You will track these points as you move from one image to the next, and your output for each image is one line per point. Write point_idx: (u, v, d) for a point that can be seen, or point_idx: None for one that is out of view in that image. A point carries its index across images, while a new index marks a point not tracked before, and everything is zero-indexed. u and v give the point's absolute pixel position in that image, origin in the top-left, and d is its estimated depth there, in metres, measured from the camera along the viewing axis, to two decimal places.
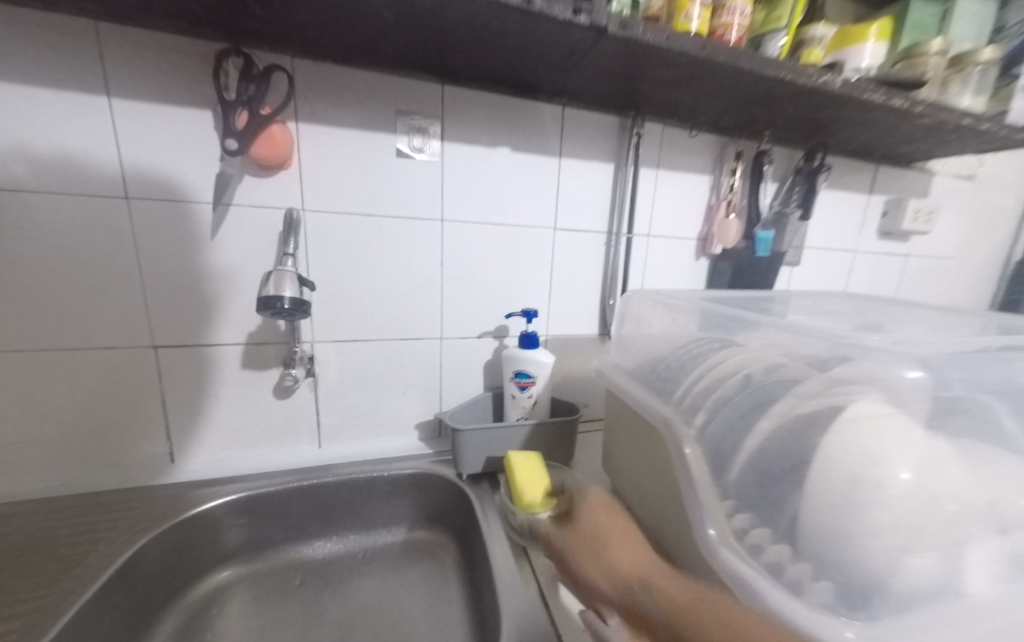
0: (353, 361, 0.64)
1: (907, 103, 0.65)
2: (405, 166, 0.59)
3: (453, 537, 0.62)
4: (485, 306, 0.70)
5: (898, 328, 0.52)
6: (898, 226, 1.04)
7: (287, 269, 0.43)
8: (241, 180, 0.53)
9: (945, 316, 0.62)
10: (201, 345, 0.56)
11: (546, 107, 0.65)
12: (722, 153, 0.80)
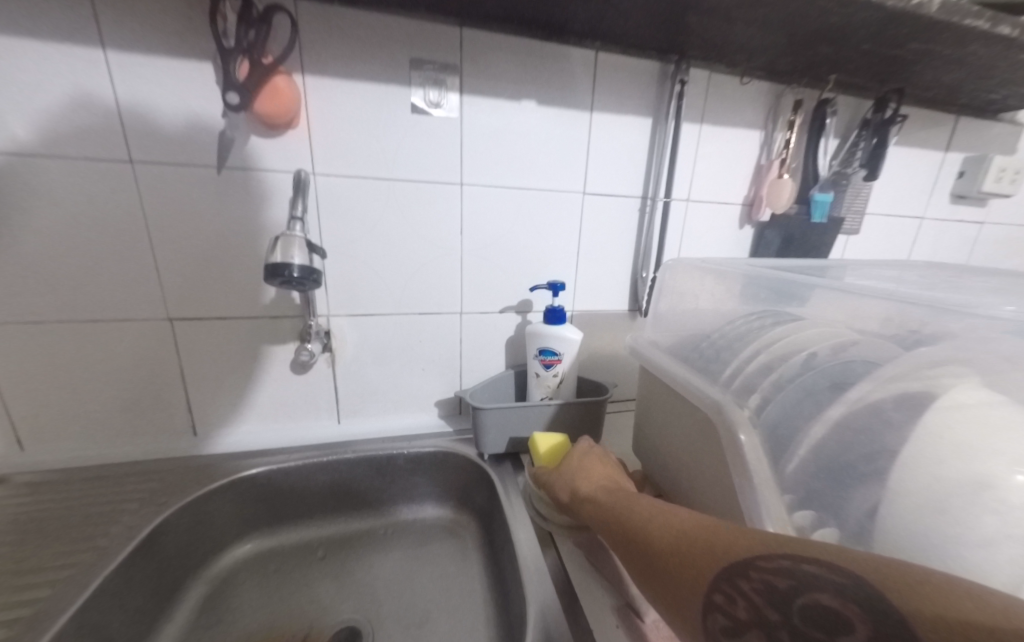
0: (370, 336, 0.62)
1: (1016, 32, 0.54)
2: (421, 123, 0.54)
3: (475, 516, 0.60)
4: (507, 278, 0.65)
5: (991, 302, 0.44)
6: (977, 188, 0.91)
7: (295, 234, 0.40)
8: (248, 141, 0.49)
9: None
10: (215, 318, 0.55)
11: (577, 53, 0.58)
12: (776, 105, 0.70)
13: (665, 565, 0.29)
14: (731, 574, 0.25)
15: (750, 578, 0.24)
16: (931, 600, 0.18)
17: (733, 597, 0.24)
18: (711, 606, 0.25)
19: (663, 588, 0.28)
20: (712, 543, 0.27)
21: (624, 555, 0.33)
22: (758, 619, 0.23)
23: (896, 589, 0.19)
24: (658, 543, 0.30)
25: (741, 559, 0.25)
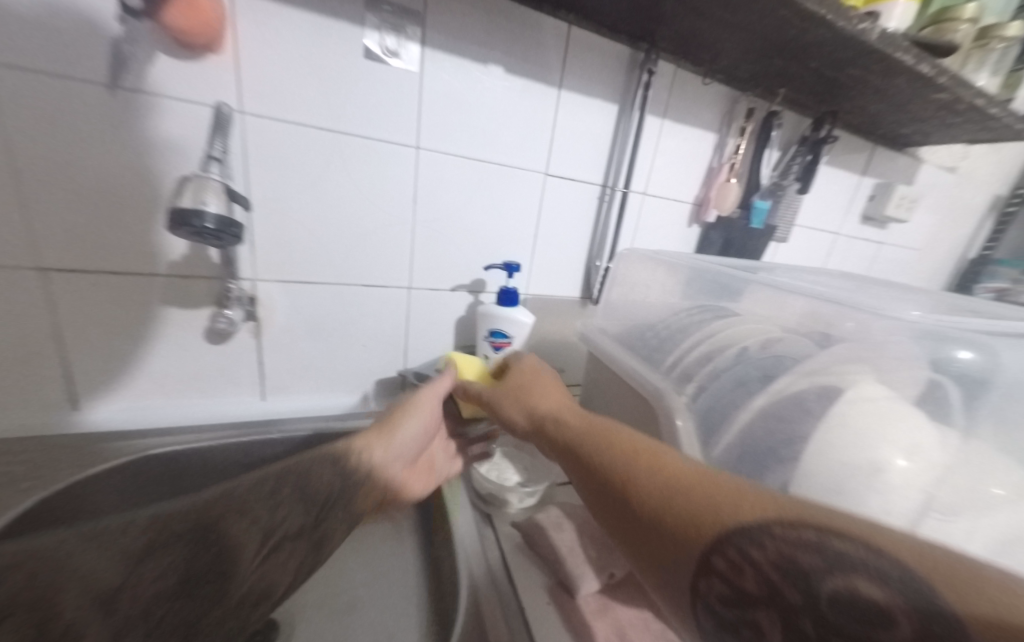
0: (303, 306, 0.56)
1: (933, 72, 0.60)
2: (374, 72, 0.49)
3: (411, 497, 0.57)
4: (460, 255, 0.62)
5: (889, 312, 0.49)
6: (882, 212, 1.03)
7: (210, 177, 0.33)
8: (154, 61, 0.41)
9: (924, 298, 0.62)
10: (106, 273, 0.46)
11: (549, 23, 0.55)
12: (731, 110, 0.73)
13: (650, 524, 0.25)
14: (735, 544, 0.22)
15: (764, 547, 0.21)
16: (1001, 615, 0.15)
17: (740, 567, 0.21)
18: (708, 571, 0.23)
19: (648, 542, 0.26)
20: (710, 502, 0.24)
21: (600, 509, 0.29)
22: (770, 592, 0.21)
23: (952, 595, 0.16)
24: (643, 496, 0.26)
25: (754, 526, 0.22)
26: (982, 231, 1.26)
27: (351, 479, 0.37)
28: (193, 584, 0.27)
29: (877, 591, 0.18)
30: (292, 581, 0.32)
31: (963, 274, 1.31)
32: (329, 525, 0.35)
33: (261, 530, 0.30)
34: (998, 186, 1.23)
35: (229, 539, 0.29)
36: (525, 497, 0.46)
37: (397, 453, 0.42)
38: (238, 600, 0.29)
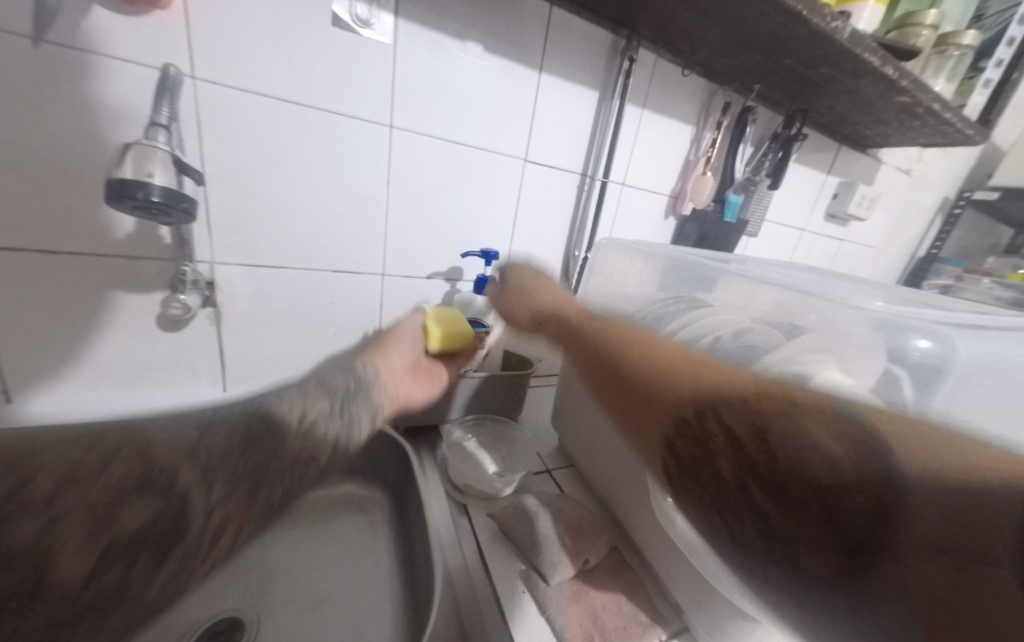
0: (267, 292, 0.52)
1: (897, 74, 0.62)
2: (344, 42, 0.46)
3: (384, 488, 0.56)
4: (437, 241, 0.60)
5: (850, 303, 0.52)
6: (845, 210, 1.08)
7: (155, 144, 0.30)
8: (90, 13, 0.36)
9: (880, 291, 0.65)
10: (37, 251, 0.41)
11: (530, 1, 0.53)
12: (709, 103, 0.74)
13: (640, 386, 0.30)
14: (717, 399, 0.25)
15: (735, 406, 0.24)
16: (936, 459, 0.19)
17: (710, 423, 0.25)
18: (681, 426, 0.26)
19: (634, 404, 0.30)
20: (702, 374, 0.27)
21: (602, 381, 0.34)
22: (731, 441, 0.24)
23: (895, 440, 0.20)
24: (640, 370, 0.30)
25: (733, 391, 0.25)
26: (931, 230, 1.35)
27: (363, 381, 0.44)
28: (252, 442, 0.36)
29: (831, 442, 0.21)
30: (333, 451, 0.39)
31: (913, 270, 1.40)
32: (353, 412, 0.41)
33: (297, 412, 0.39)
34: (946, 188, 1.31)
35: (269, 416, 0.38)
36: (501, 486, 0.45)
37: (392, 362, 0.48)
38: (292, 453, 0.37)
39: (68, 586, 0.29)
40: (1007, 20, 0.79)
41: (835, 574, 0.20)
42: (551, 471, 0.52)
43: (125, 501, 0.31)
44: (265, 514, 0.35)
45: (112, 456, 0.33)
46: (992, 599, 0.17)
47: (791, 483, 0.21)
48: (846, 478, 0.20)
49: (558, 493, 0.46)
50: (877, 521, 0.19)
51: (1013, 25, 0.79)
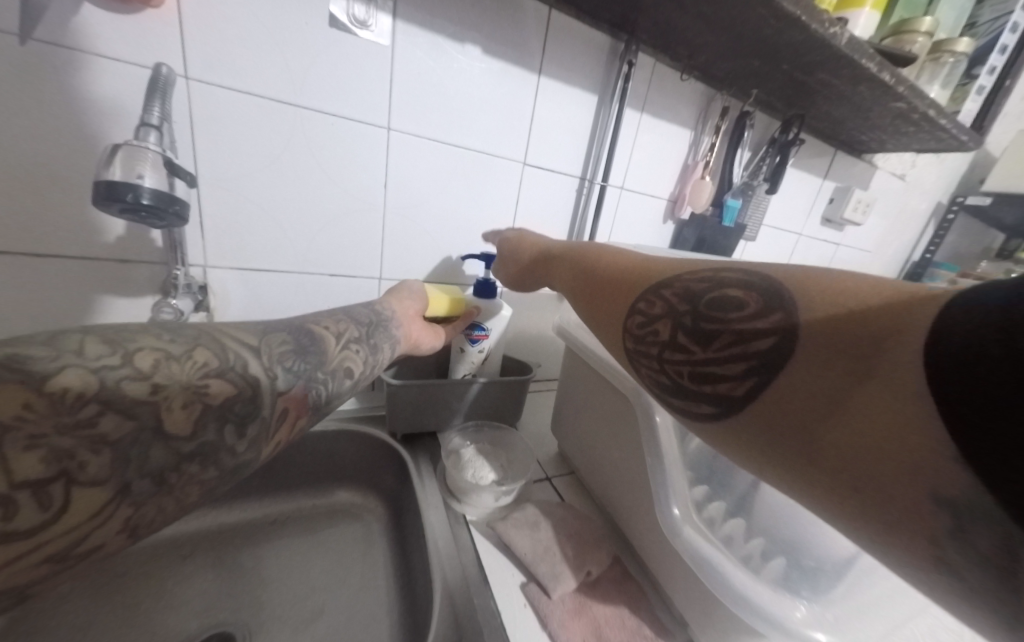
0: (262, 295, 0.52)
1: (894, 80, 0.63)
2: (342, 43, 0.45)
3: (382, 497, 0.55)
4: (435, 244, 0.59)
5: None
6: (841, 214, 1.09)
7: (146, 146, 0.29)
8: (80, 10, 0.36)
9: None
10: (23, 255, 0.40)
11: (529, 4, 0.53)
12: (707, 107, 0.74)
13: (604, 289, 0.35)
14: (664, 284, 0.29)
15: (674, 287, 0.29)
16: (830, 295, 0.22)
17: (654, 300, 0.29)
18: (634, 310, 0.31)
19: (599, 303, 0.35)
20: (654, 270, 0.32)
21: (575, 293, 0.38)
22: (669, 312, 0.28)
23: (798, 288, 0.23)
24: (607, 278, 0.35)
25: (674, 277, 0.29)
26: (926, 235, 1.36)
27: (382, 315, 0.46)
28: (303, 346, 0.35)
29: (741, 292, 0.25)
30: (364, 370, 0.40)
31: (908, 275, 1.40)
32: (378, 340, 0.43)
33: (334, 332, 0.39)
34: (939, 194, 1.32)
35: (318, 330, 0.37)
36: (501, 496, 0.45)
37: (404, 304, 0.50)
38: (336, 366, 0.37)
39: (175, 440, 0.24)
40: (1000, 28, 0.80)
41: (748, 397, 0.23)
42: (551, 479, 0.51)
43: (214, 374, 0.27)
44: (315, 411, 0.34)
45: (196, 339, 0.28)
46: (875, 393, 0.18)
47: (714, 333, 0.25)
48: (755, 318, 0.24)
49: (559, 503, 0.45)
50: (774, 348, 0.22)
51: (1006, 33, 0.80)
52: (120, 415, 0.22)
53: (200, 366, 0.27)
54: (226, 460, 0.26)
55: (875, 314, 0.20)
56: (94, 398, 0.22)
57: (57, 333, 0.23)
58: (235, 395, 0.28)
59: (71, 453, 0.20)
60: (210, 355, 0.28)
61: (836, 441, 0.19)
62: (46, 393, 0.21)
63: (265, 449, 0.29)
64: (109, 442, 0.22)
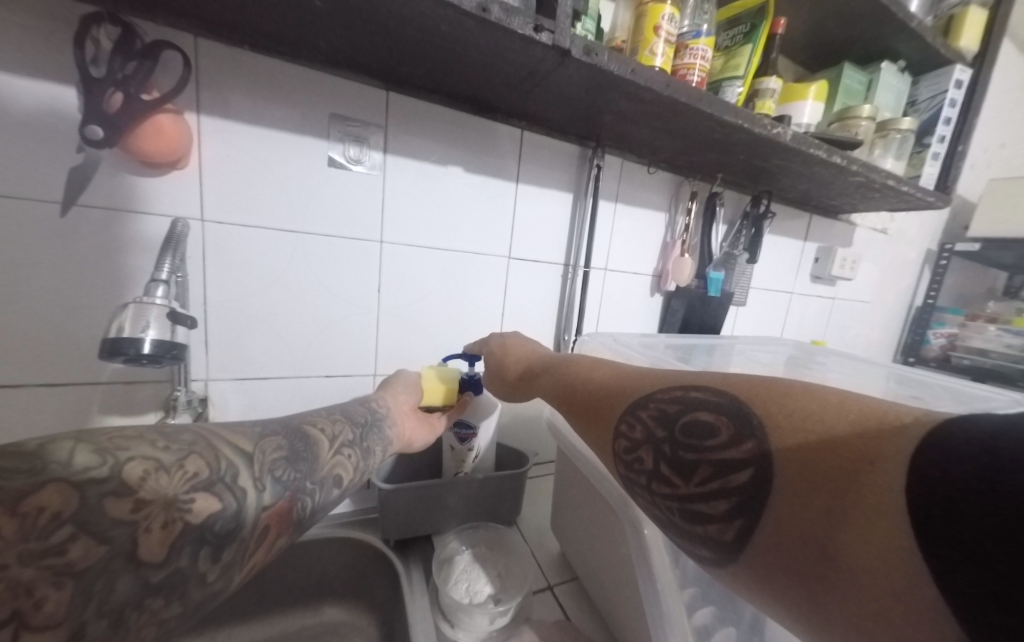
0: (257, 400, 0.53)
1: (846, 162, 0.67)
2: (339, 177, 0.52)
3: (374, 614, 0.51)
4: (427, 338, 0.62)
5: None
6: (829, 272, 1.11)
7: (153, 301, 0.33)
8: (118, 177, 0.42)
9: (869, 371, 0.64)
10: (38, 384, 0.43)
11: (504, 128, 0.60)
12: (677, 192, 0.80)
13: (589, 403, 0.35)
14: (639, 405, 0.30)
15: (649, 408, 0.30)
16: (797, 422, 0.22)
17: (634, 424, 0.30)
18: (617, 433, 0.31)
19: (586, 418, 0.35)
20: (630, 386, 0.33)
21: (562, 404, 0.39)
22: (650, 437, 0.29)
23: (764, 411, 0.24)
24: (590, 390, 0.36)
25: (649, 395, 0.30)
26: (921, 282, 1.36)
27: (377, 413, 0.48)
28: (297, 453, 0.35)
29: (712, 417, 0.26)
30: (354, 475, 0.40)
31: (913, 322, 1.38)
32: (371, 443, 0.43)
33: (328, 435, 0.40)
34: (926, 242, 1.34)
35: (312, 433, 0.38)
36: (496, 618, 0.42)
37: (400, 399, 0.52)
38: (326, 474, 0.36)
39: (145, 569, 0.23)
40: (940, 103, 0.87)
41: (738, 540, 0.23)
42: (552, 589, 0.48)
43: (201, 487, 0.27)
44: (297, 527, 0.33)
45: (191, 446, 0.28)
46: (864, 542, 0.18)
47: (696, 463, 0.26)
48: (730, 448, 0.24)
49: (559, 624, 0.42)
50: (754, 485, 0.22)
51: (946, 108, 0.87)
52: (94, 540, 0.22)
53: (189, 478, 0.27)
54: (193, 592, 0.25)
55: (841, 443, 0.20)
56: (69, 520, 0.21)
57: (51, 440, 0.23)
58: (219, 512, 0.27)
59: (29, 588, 0.19)
60: (201, 465, 0.28)
61: (836, 603, 0.18)
62: (20, 514, 0.20)
63: (239, 576, 0.28)
64: (73, 572, 0.21)
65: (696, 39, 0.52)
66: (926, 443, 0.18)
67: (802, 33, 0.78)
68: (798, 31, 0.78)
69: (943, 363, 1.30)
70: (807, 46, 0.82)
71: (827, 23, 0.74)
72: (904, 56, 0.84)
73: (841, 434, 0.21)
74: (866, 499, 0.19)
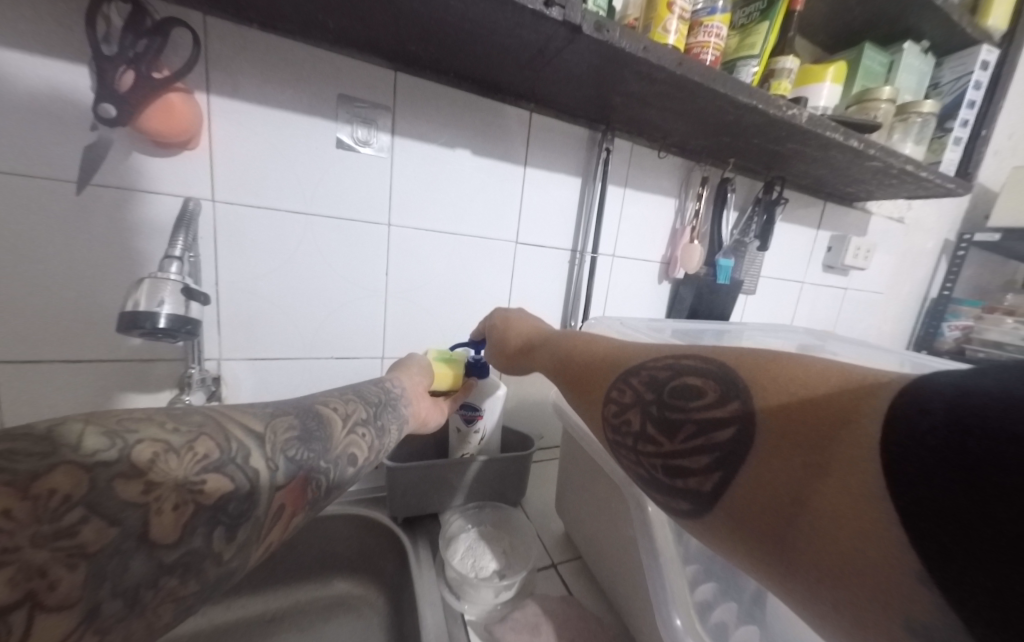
0: (269, 380, 0.55)
1: (862, 145, 0.65)
2: (346, 159, 0.52)
3: (382, 587, 0.53)
4: (434, 322, 0.63)
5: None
6: (842, 261, 1.09)
7: (168, 277, 0.34)
8: (130, 158, 0.43)
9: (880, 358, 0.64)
10: (59, 361, 0.44)
11: (512, 111, 0.59)
12: (688, 177, 0.78)
13: (584, 373, 0.36)
14: (630, 372, 0.31)
15: (640, 373, 0.30)
16: (783, 383, 0.22)
17: (624, 390, 0.30)
18: (607, 399, 0.31)
19: (579, 387, 0.35)
20: (625, 356, 0.33)
21: (558, 375, 0.39)
22: (639, 400, 0.29)
23: (752, 374, 0.24)
24: (586, 360, 0.37)
25: (642, 364, 0.31)
26: (937, 273, 1.33)
27: (392, 393, 0.48)
28: (310, 432, 0.35)
29: (699, 380, 0.26)
30: (369, 455, 0.40)
31: (927, 314, 1.36)
32: (385, 421, 0.44)
33: (341, 414, 0.40)
34: (945, 232, 1.31)
35: (325, 413, 0.38)
36: (501, 592, 0.43)
37: (414, 378, 0.53)
38: (340, 453, 0.37)
39: (158, 549, 0.23)
40: (963, 86, 0.84)
41: (715, 492, 0.23)
42: (556, 566, 0.49)
43: (212, 467, 0.27)
44: (311, 506, 0.33)
45: (201, 428, 0.28)
46: (836, 490, 0.18)
47: (680, 422, 0.26)
48: (714, 407, 0.24)
49: (562, 598, 0.43)
50: (734, 440, 0.22)
51: (970, 90, 0.84)
52: (105, 522, 0.21)
53: (199, 459, 0.26)
54: (209, 571, 0.25)
55: (823, 400, 0.20)
56: (80, 502, 0.21)
57: (59, 423, 0.23)
58: (231, 492, 0.27)
59: (42, 570, 0.19)
60: (211, 446, 0.28)
61: (806, 549, 0.18)
62: (32, 496, 0.20)
63: (254, 555, 0.28)
64: (85, 554, 0.20)
65: (710, 16, 0.50)
66: (902, 398, 0.18)
67: (821, 12, 0.75)
68: (816, 10, 0.75)
69: (957, 355, 1.27)
70: (826, 25, 0.79)
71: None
72: (927, 36, 0.81)
73: (824, 392, 0.21)
74: (842, 450, 0.18)
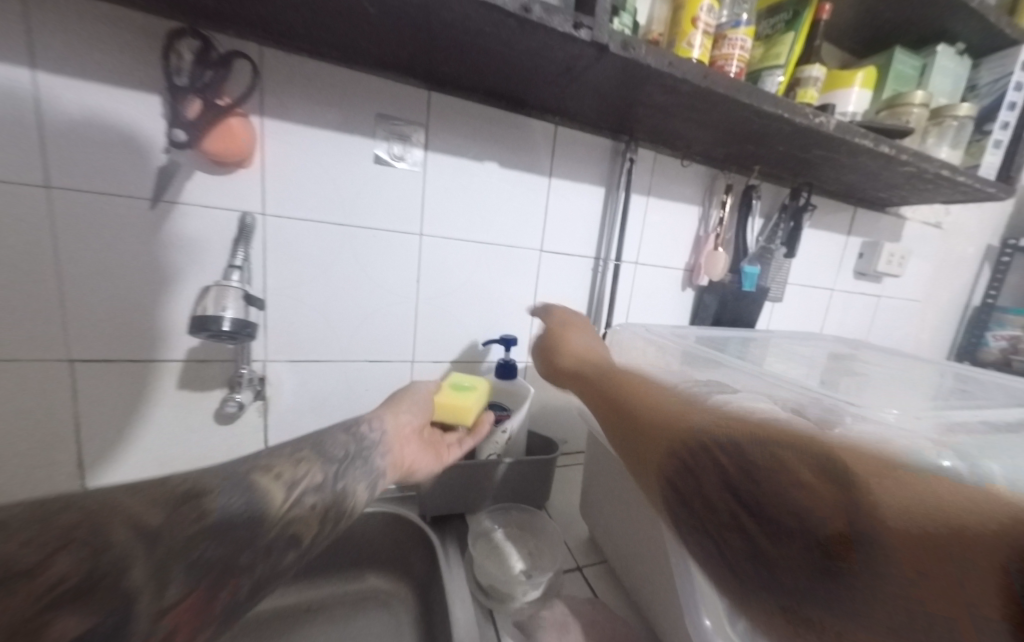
0: (307, 382, 0.58)
1: (894, 151, 0.64)
2: (383, 174, 0.55)
3: (411, 583, 0.55)
4: (462, 328, 0.65)
5: (883, 392, 0.49)
6: (874, 268, 1.06)
7: (230, 284, 0.38)
8: (194, 176, 0.47)
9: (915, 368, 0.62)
10: (126, 361, 0.49)
11: (538, 124, 0.62)
12: (712, 185, 0.78)
13: (627, 418, 0.30)
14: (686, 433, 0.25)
15: (701, 437, 0.23)
16: (896, 500, 0.17)
17: (676, 453, 0.24)
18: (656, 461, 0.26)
19: (617, 433, 0.30)
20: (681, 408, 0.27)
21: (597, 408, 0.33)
22: (694, 468, 0.23)
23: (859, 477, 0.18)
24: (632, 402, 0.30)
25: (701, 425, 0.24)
26: (980, 281, 1.27)
27: (365, 442, 0.43)
28: (237, 516, 0.29)
29: (782, 464, 0.20)
30: (320, 531, 0.33)
31: (969, 323, 1.30)
32: (348, 481, 0.38)
33: (286, 480, 0.33)
34: (987, 237, 1.25)
35: (262, 483, 0.31)
36: (529, 591, 0.44)
37: (400, 419, 0.49)
38: (276, 534, 0.30)
39: None
40: (1003, 88, 0.81)
41: (782, 604, 0.19)
42: (582, 568, 0.50)
43: (65, 596, 0.21)
44: (227, 613, 0.27)
45: (67, 535, 0.23)
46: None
47: (745, 512, 0.21)
48: (801, 514, 0.19)
49: (589, 599, 0.44)
50: (818, 559, 0.18)
51: (1010, 92, 0.81)
52: None
53: (49, 585, 0.21)
54: None
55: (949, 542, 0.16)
56: None
57: None
58: (91, 626, 0.21)
59: None
60: (70, 563, 0.22)
61: None
62: None
63: None
64: None
65: (735, 29, 0.51)
66: None
67: (848, 18, 0.75)
68: (844, 17, 0.75)
69: (1003, 366, 1.21)
70: (854, 30, 0.79)
71: (877, 5, 0.71)
72: (962, 38, 0.79)
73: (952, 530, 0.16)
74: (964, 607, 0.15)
